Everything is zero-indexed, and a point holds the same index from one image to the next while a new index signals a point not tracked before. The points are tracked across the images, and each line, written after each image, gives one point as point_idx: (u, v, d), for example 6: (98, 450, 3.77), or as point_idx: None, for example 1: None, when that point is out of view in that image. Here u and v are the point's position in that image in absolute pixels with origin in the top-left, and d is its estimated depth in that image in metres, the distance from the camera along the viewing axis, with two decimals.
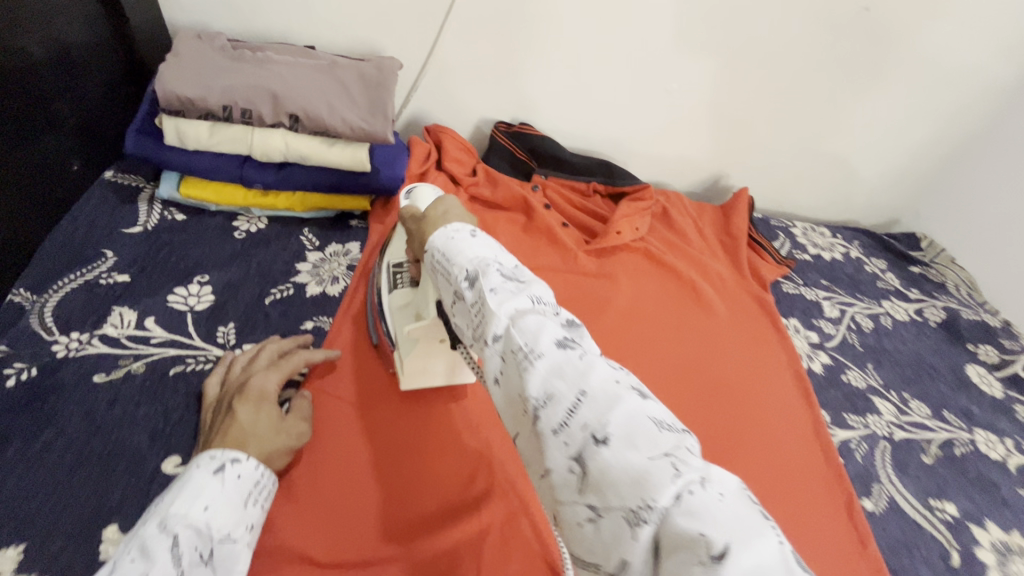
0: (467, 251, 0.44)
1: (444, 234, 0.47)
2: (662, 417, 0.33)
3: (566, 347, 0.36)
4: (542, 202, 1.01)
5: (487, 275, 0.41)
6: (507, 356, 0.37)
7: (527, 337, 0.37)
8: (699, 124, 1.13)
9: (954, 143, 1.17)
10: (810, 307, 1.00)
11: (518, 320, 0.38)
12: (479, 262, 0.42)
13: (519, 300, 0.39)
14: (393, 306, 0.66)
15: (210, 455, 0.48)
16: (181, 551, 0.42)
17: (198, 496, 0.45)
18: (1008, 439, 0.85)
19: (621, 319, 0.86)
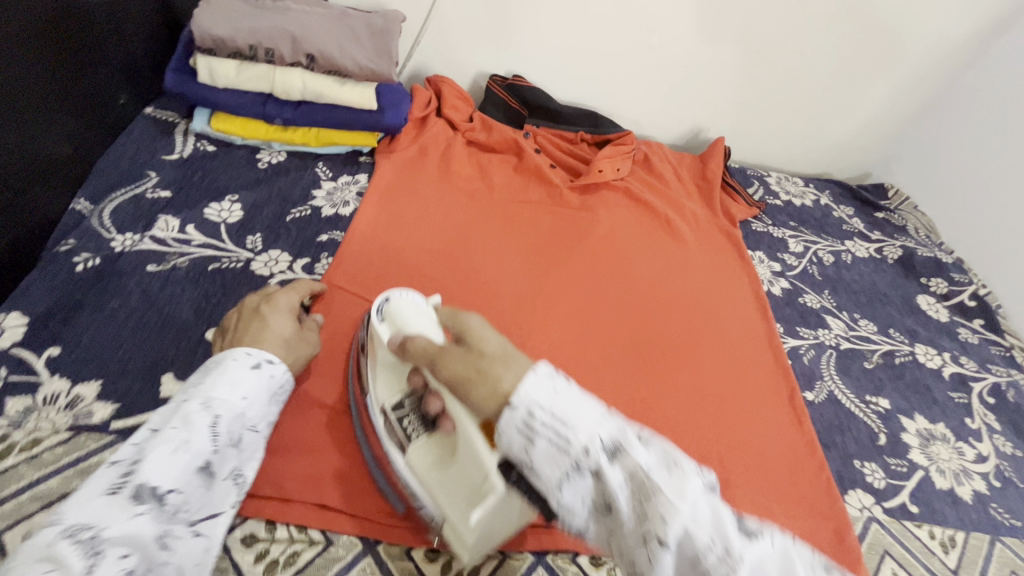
0: (586, 416, 0.38)
1: (538, 385, 0.39)
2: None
3: (748, 537, 0.35)
4: (534, 146, 1.11)
5: (632, 454, 0.37)
6: (687, 566, 0.34)
7: (708, 535, 0.34)
8: (680, 79, 1.22)
9: (918, 95, 1.26)
10: (775, 243, 1.09)
11: (694, 517, 0.35)
12: (611, 440, 0.37)
13: (692, 484, 0.36)
14: (422, 476, 0.53)
15: (244, 353, 0.53)
16: (219, 429, 0.46)
17: (238, 387, 0.49)
18: (947, 353, 0.95)
19: (600, 244, 0.97)
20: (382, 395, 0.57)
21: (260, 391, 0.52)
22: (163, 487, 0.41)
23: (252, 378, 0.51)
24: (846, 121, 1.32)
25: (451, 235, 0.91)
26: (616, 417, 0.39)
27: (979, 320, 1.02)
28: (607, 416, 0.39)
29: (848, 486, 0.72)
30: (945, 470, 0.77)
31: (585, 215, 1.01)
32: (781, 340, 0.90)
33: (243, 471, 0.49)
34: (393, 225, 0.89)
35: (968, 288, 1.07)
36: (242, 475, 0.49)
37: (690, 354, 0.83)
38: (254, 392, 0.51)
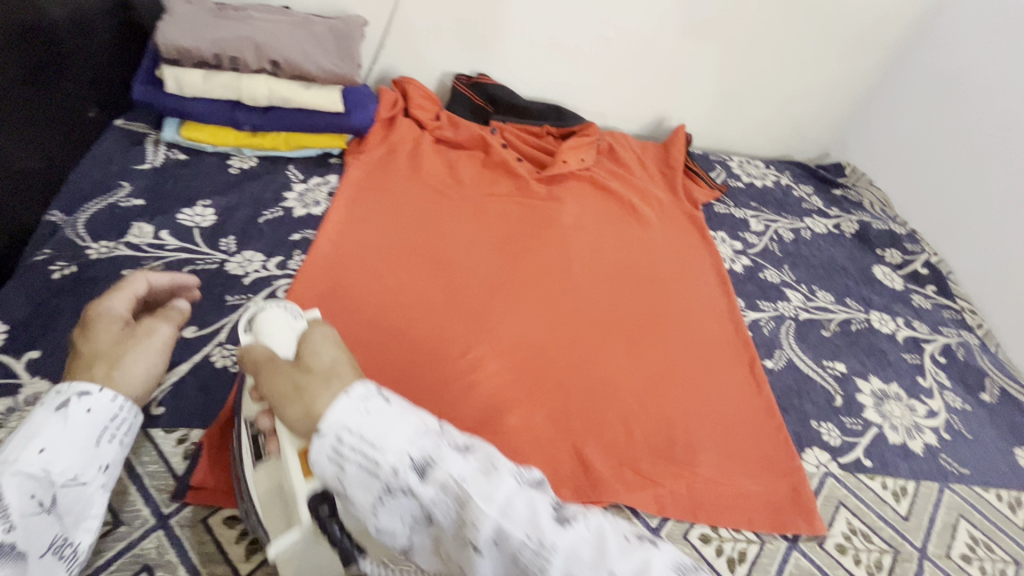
0: (396, 432, 0.37)
1: (349, 407, 0.38)
2: (678, 560, 0.36)
3: (565, 522, 0.35)
4: (501, 141, 1.15)
5: (439, 463, 0.37)
6: (503, 560, 0.34)
7: (527, 529, 0.34)
8: (640, 70, 1.26)
9: (864, 76, 1.33)
10: (737, 223, 1.14)
11: (506, 518, 0.35)
12: (420, 449, 0.37)
13: (503, 485, 0.36)
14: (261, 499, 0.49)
15: (57, 390, 0.46)
16: (8, 502, 0.40)
17: (33, 441, 0.43)
18: (900, 318, 0.99)
19: (567, 230, 1.00)
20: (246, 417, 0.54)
21: (75, 435, 0.44)
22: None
23: (56, 423, 0.44)
24: (802, 104, 1.37)
25: (422, 227, 0.94)
26: (430, 430, 0.39)
27: (931, 286, 1.08)
28: (423, 430, 0.39)
29: (805, 445, 0.76)
30: (897, 426, 0.81)
31: (551, 203, 1.05)
32: (742, 314, 0.94)
33: (71, 535, 0.44)
34: (366, 222, 0.92)
35: (919, 257, 1.12)
36: (69, 539, 0.44)
37: (654, 329, 0.87)
38: (60, 441, 0.43)
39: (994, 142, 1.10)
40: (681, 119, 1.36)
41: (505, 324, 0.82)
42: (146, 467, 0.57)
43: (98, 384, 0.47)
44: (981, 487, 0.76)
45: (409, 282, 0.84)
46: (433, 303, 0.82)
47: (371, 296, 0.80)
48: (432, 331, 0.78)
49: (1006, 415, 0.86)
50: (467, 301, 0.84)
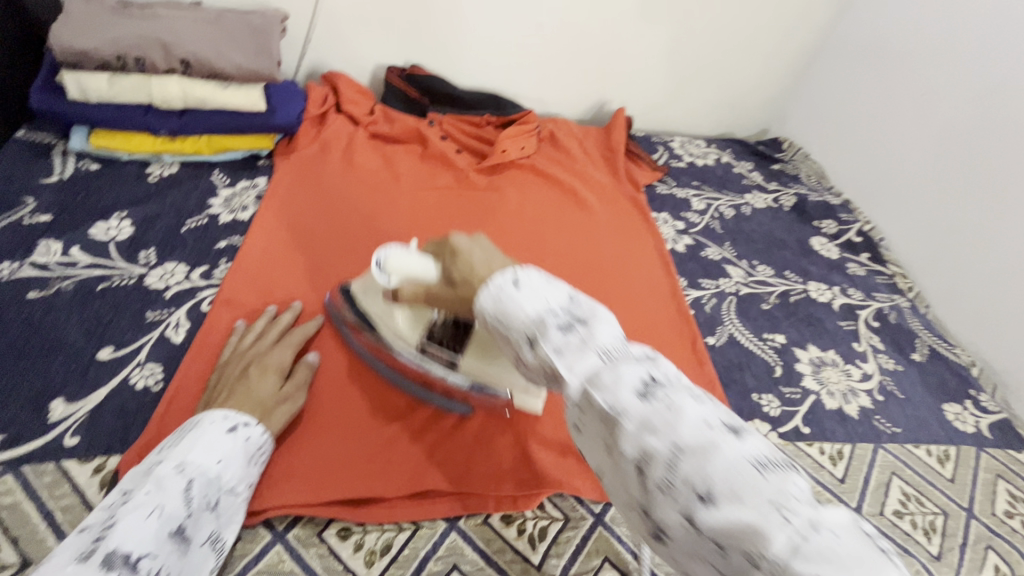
0: (521, 308, 0.43)
1: (488, 296, 0.46)
2: (762, 456, 0.33)
3: (648, 397, 0.36)
4: (438, 134, 1.13)
5: (548, 334, 0.41)
6: (588, 412, 0.39)
7: (606, 394, 0.37)
8: (576, 54, 1.25)
9: (794, 52, 1.36)
10: (679, 203, 1.15)
11: (596, 384, 0.38)
12: (537, 321, 0.42)
13: (587, 362, 0.39)
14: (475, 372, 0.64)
15: (223, 415, 0.56)
16: (192, 495, 0.49)
17: (211, 450, 0.52)
18: (836, 287, 1.02)
19: (509, 221, 1.00)
20: (411, 339, 0.66)
21: (236, 455, 0.54)
22: (136, 554, 0.44)
23: (227, 442, 0.54)
24: (738, 81, 1.39)
25: (357, 227, 0.91)
26: (557, 305, 0.43)
27: (865, 254, 1.11)
28: (561, 301, 0.44)
29: (746, 417, 0.78)
30: (834, 392, 0.84)
31: (493, 193, 1.04)
32: (684, 293, 0.95)
33: (220, 534, 0.52)
34: (299, 223, 0.89)
35: (853, 226, 1.16)
36: (218, 537, 0.52)
37: (600, 312, 0.87)
38: (229, 456, 0.53)
39: (916, 110, 1.14)
40: (622, 102, 1.36)
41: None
42: (59, 501, 0.54)
43: (256, 420, 0.58)
44: (912, 444, 0.79)
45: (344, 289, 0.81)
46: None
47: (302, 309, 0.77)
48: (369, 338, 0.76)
49: (935, 373, 0.90)
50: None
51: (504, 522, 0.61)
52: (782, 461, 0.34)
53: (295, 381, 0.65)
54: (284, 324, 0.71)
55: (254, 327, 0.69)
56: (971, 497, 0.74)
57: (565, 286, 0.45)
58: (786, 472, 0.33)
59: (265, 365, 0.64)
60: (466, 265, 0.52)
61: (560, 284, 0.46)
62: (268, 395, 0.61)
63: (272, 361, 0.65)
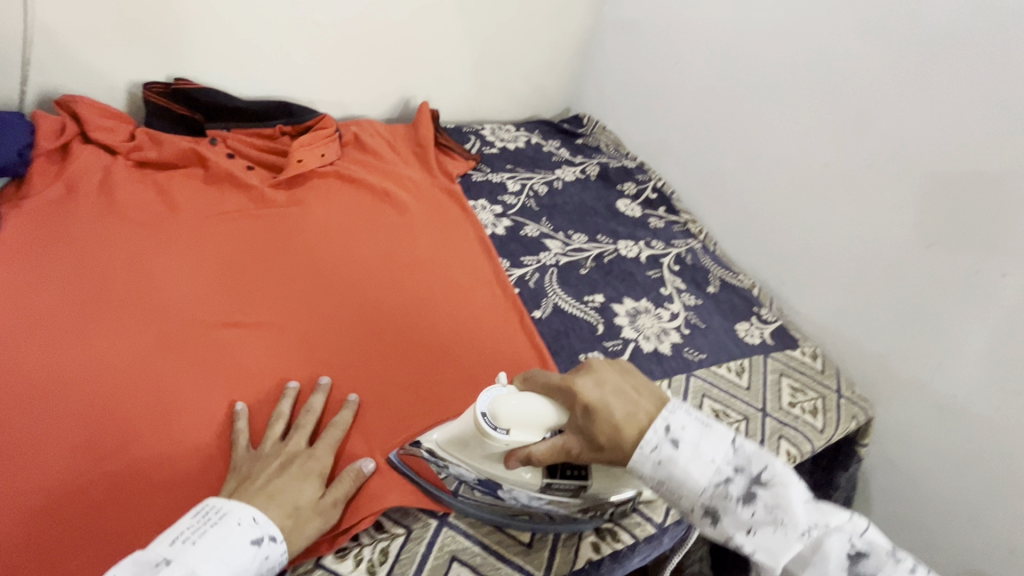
0: (695, 477, 0.53)
1: (645, 458, 0.54)
2: None
3: (859, 573, 0.49)
4: (223, 152, 1.02)
5: (734, 509, 0.52)
6: None
7: (819, 572, 0.49)
8: (365, 53, 1.21)
9: (573, 35, 1.47)
10: (495, 188, 1.18)
11: (805, 565, 0.50)
12: (715, 492, 0.53)
13: (788, 540, 0.50)
14: (613, 483, 0.63)
15: (252, 519, 0.52)
16: None
17: (224, 566, 0.47)
18: (642, 241, 1.13)
19: (317, 236, 0.94)
20: (528, 481, 0.62)
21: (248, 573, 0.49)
22: None
23: (245, 556, 0.49)
24: (532, 65, 1.46)
25: (127, 277, 0.79)
26: (727, 452, 0.54)
27: (662, 208, 1.24)
28: (726, 451, 0.54)
29: None
30: (649, 335, 0.92)
31: (293, 208, 0.97)
32: (508, 274, 0.97)
33: None
34: (59, 295, 0.75)
35: (649, 184, 1.28)
36: None
37: (432, 328, 0.84)
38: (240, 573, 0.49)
39: (679, 75, 1.30)
40: (426, 97, 1.35)
41: (259, 373, 0.73)
42: None
43: (284, 533, 0.53)
44: (716, 366, 0.90)
45: (119, 349, 0.71)
46: (167, 376, 0.69)
47: (67, 386, 0.66)
48: (157, 400, 0.67)
49: (727, 300, 1.04)
50: (215, 362, 0.72)
51: (339, 558, 0.58)
52: None
53: (333, 494, 0.59)
54: (286, 416, 0.67)
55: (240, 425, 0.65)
56: (763, 398, 0.87)
57: (723, 435, 0.55)
58: None
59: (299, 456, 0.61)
60: (608, 420, 0.56)
61: (717, 430, 0.56)
62: (305, 500, 0.57)
63: (313, 462, 0.61)
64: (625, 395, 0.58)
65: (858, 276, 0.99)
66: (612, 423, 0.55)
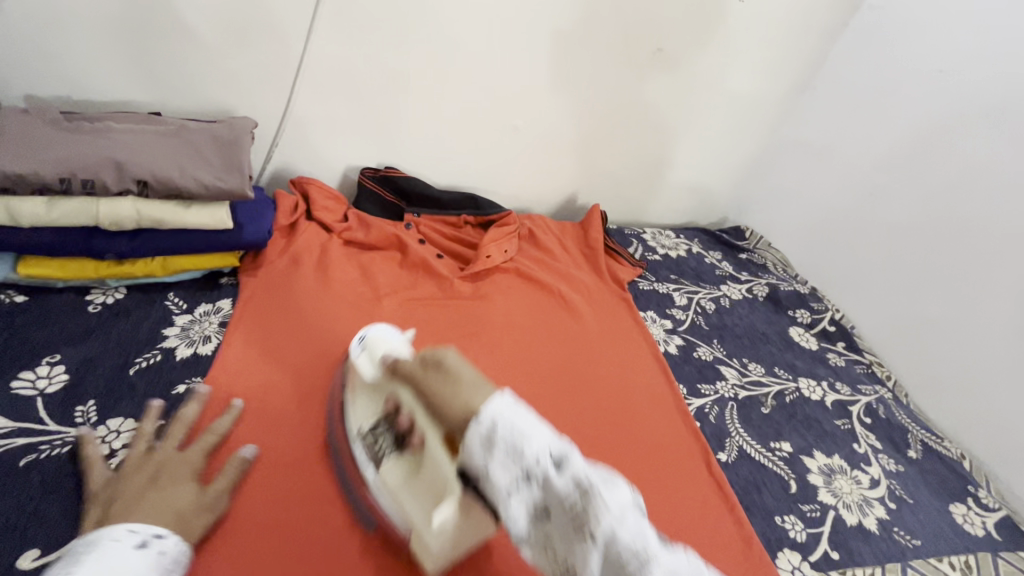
0: (538, 432, 0.46)
1: (505, 405, 0.48)
2: None
3: (665, 548, 0.44)
4: (417, 237, 1.08)
5: (572, 470, 0.44)
6: (610, 558, 0.42)
7: (637, 540, 0.42)
8: (551, 154, 1.26)
9: (751, 153, 1.44)
10: (663, 299, 1.15)
11: (621, 526, 0.42)
12: (555, 456, 0.45)
13: (620, 495, 0.44)
14: (393, 487, 0.58)
15: (128, 530, 0.50)
16: None
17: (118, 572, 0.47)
18: (824, 381, 1.03)
19: (499, 333, 0.95)
20: (363, 420, 0.65)
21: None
22: None
23: (137, 559, 0.48)
24: (703, 177, 1.44)
25: (178, 433, 0.64)
26: (560, 437, 0.47)
27: (840, 343, 1.15)
28: (556, 437, 0.47)
29: (775, 548, 0.74)
30: (850, 504, 0.81)
31: (479, 303, 0.99)
32: (685, 402, 0.92)
33: None
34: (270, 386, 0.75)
35: (826, 314, 1.20)
36: None
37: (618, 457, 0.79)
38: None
39: (872, 208, 1.23)
40: (594, 197, 1.38)
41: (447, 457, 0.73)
42: None
43: (170, 530, 0.53)
44: (935, 558, 0.77)
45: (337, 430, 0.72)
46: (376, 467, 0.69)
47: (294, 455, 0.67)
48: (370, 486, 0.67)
49: (933, 471, 0.91)
50: None
51: None
52: None
53: (216, 485, 0.60)
54: (207, 444, 0.63)
55: (180, 415, 0.66)
56: None
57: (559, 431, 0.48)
58: None
59: (180, 468, 0.59)
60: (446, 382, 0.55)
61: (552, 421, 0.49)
62: (187, 506, 0.56)
63: (185, 466, 0.60)
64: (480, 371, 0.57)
65: None
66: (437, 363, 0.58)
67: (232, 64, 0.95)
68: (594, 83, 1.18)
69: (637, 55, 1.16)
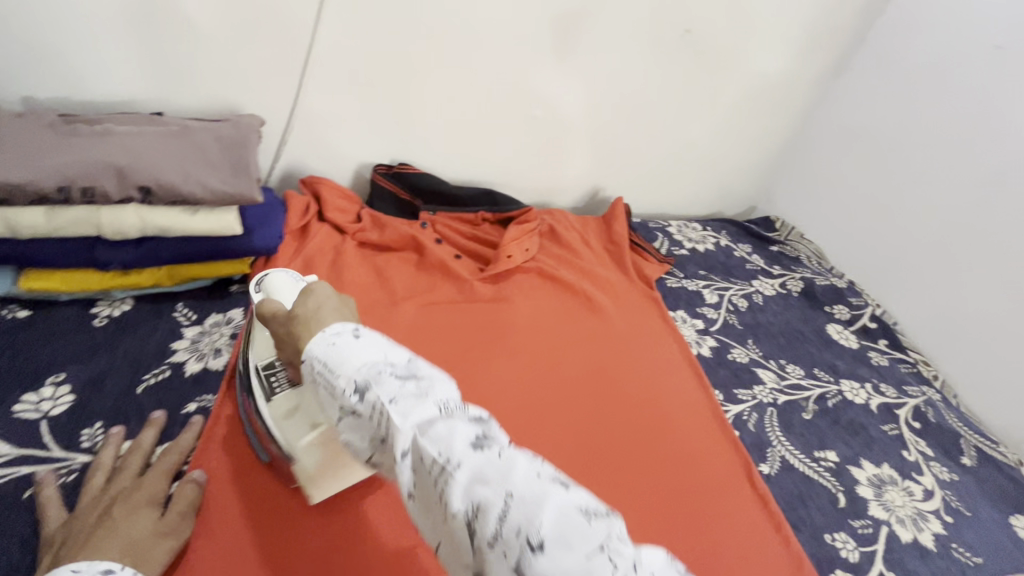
0: (353, 359, 0.46)
1: (323, 341, 0.47)
2: (590, 504, 0.38)
3: (482, 448, 0.40)
4: (433, 236, 1.03)
5: (381, 383, 0.44)
6: (419, 467, 0.41)
7: (439, 447, 0.39)
8: (572, 146, 1.20)
9: (782, 138, 1.36)
10: (692, 297, 1.09)
11: (425, 433, 0.41)
12: (373, 373, 0.44)
13: (425, 411, 0.42)
14: (277, 420, 0.60)
15: (71, 571, 0.45)
16: None
17: None
18: (868, 383, 0.97)
19: (522, 337, 0.90)
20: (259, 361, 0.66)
21: None
22: None
23: None
24: (730, 164, 1.37)
25: (133, 461, 0.59)
26: (393, 359, 0.46)
27: (883, 341, 1.09)
28: (387, 359, 0.46)
29: (827, 569, 0.69)
30: (903, 518, 0.76)
31: (499, 305, 0.94)
32: (722, 409, 0.87)
33: None
34: None
35: (865, 310, 1.13)
36: None
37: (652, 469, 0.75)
38: None
39: (916, 196, 1.15)
40: (617, 189, 1.32)
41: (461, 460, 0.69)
42: None
43: (120, 562, 0.48)
44: None
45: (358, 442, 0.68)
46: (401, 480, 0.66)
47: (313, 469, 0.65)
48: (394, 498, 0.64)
49: (991, 480, 0.85)
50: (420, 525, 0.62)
51: None
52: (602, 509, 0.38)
53: (177, 507, 0.56)
54: (166, 467, 0.59)
55: (137, 443, 0.61)
56: None
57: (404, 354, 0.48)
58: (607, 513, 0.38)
59: (138, 496, 0.54)
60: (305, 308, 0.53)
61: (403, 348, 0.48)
62: (139, 531, 0.51)
63: (141, 491, 0.55)
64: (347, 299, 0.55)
65: None
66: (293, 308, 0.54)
67: (235, 59, 0.90)
68: (617, 68, 1.11)
69: (663, 37, 1.09)
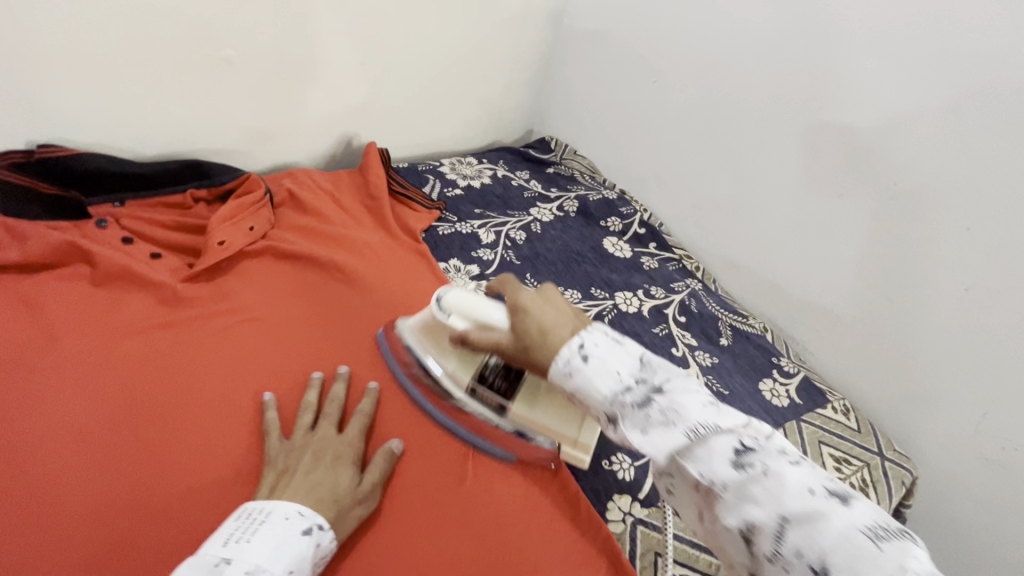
0: (598, 385, 0.48)
1: (597, 333, 0.51)
2: (873, 523, 0.37)
3: (743, 466, 0.41)
4: (117, 236, 0.79)
5: (628, 411, 0.46)
6: (683, 487, 0.45)
7: (703, 467, 0.42)
8: (296, 89, 0.99)
9: (536, 50, 1.30)
10: (467, 241, 1.01)
11: (687, 458, 0.43)
12: (614, 399, 0.47)
13: (675, 439, 0.43)
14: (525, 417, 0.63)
15: (298, 513, 0.51)
16: None
17: (287, 555, 0.47)
18: (640, 289, 0.99)
19: (253, 340, 0.73)
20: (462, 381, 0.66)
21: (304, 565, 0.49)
22: None
23: (300, 544, 0.49)
24: (493, 87, 1.28)
25: (337, 409, 0.66)
26: (641, 365, 0.48)
27: (652, 244, 1.12)
28: (632, 362, 0.49)
29: (605, 499, 0.70)
30: None
31: (217, 307, 0.76)
32: None
33: None
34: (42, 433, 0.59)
35: (635, 217, 1.15)
36: None
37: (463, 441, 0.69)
38: (299, 565, 0.48)
39: (660, 95, 1.16)
40: (373, 133, 1.15)
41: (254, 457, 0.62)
42: None
43: (331, 525, 0.53)
44: None
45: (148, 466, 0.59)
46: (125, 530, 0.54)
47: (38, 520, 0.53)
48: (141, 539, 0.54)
49: (743, 353, 0.93)
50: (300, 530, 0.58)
51: None
52: (893, 527, 0.37)
53: (372, 476, 0.60)
54: (362, 428, 0.65)
55: (333, 394, 0.67)
56: None
57: (634, 351, 0.50)
58: (902, 539, 0.36)
59: (343, 452, 0.61)
60: (537, 322, 0.54)
61: (630, 347, 0.50)
62: (343, 491, 0.56)
63: (345, 447, 0.61)
64: (563, 312, 0.56)
65: (901, 322, 0.90)
66: (523, 321, 0.55)
67: None
68: None
69: None
